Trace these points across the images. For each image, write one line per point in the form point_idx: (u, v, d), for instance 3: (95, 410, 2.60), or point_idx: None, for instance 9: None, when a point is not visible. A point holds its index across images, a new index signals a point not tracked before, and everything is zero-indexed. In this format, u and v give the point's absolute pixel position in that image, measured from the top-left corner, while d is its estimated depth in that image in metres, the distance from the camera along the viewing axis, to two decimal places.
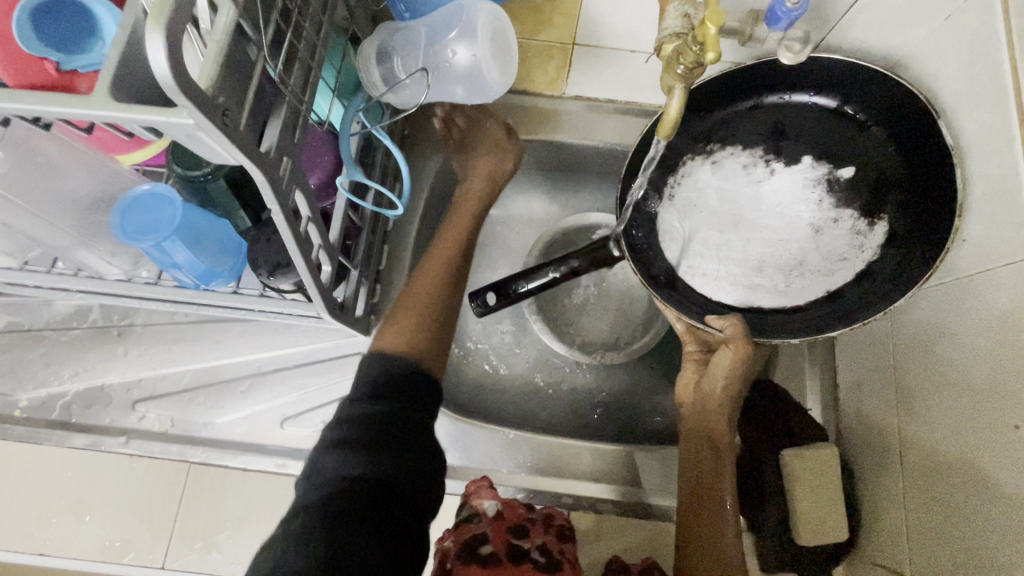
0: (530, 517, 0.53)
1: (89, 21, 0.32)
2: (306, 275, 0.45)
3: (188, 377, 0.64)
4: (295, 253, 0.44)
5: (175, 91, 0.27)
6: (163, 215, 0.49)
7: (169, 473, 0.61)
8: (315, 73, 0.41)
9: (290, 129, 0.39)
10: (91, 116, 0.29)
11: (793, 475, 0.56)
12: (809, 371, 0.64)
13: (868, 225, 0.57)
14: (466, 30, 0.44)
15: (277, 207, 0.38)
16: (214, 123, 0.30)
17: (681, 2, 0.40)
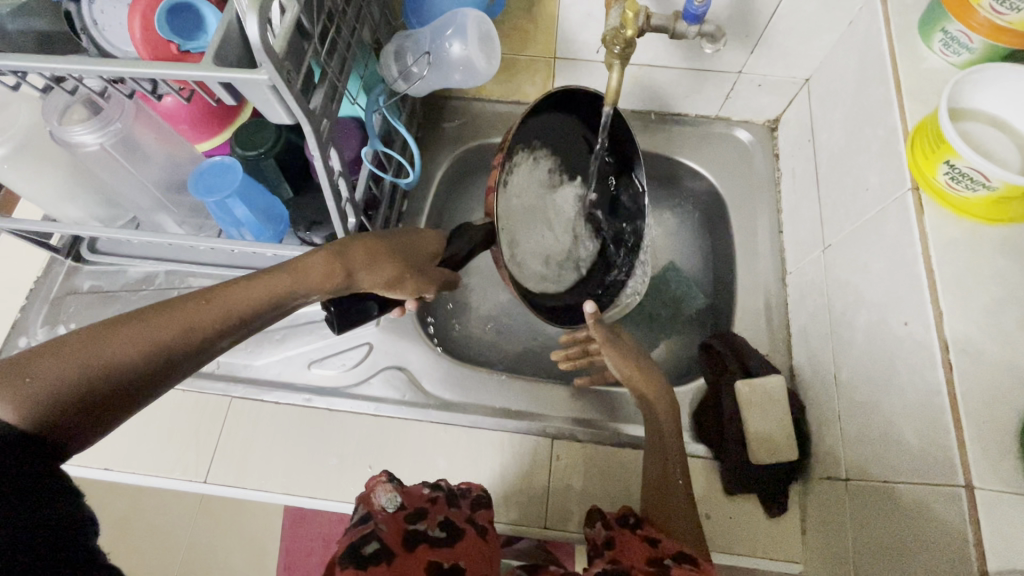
0: (430, 498, 0.59)
1: (202, 19, 0.46)
2: (337, 217, 0.58)
3: None
4: (330, 199, 0.57)
5: (260, 52, 0.41)
6: (227, 179, 0.62)
7: (212, 406, 0.71)
8: (348, 63, 0.56)
9: (329, 99, 0.52)
10: (200, 74, 0.43)
11: (745, 402, 0.65)
12: (766, 324, 0.74)
13: (591, 239, 0.78)
14: (459, 30, 0.57)
15: (319, 154, 0.51)
16: (283, 79, 0.44)
17: (618, 4, 0.53)
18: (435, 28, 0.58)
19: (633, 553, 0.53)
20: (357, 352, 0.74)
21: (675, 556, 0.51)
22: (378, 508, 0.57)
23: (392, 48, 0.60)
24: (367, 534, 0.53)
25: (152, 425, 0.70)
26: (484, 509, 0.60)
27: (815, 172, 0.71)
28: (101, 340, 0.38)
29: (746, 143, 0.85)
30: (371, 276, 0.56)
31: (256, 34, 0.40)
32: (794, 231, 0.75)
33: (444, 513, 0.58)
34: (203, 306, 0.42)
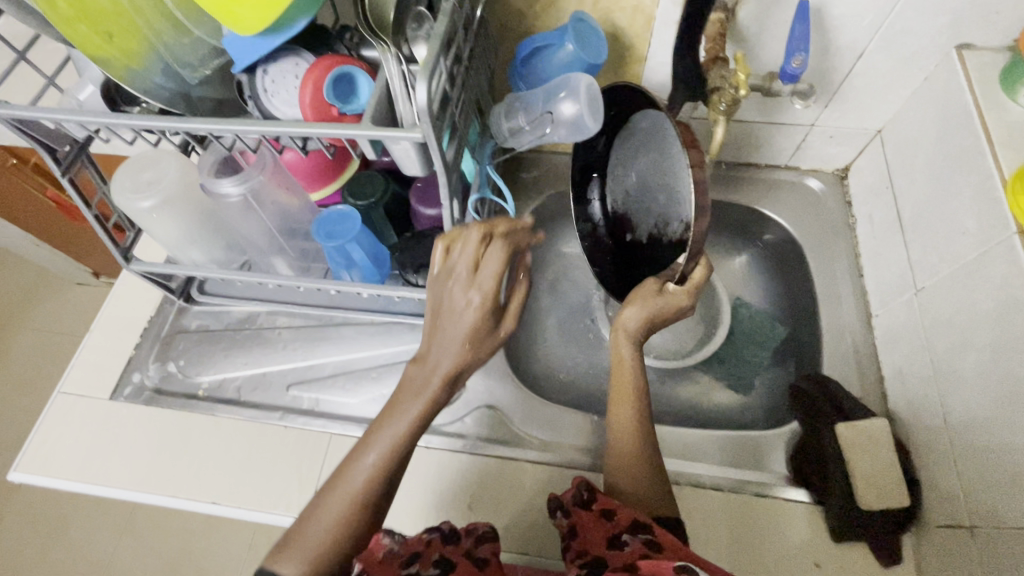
0: (425, 539, 0.56)
1: (357, 85, 0.52)
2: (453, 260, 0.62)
3: (331, 367, 0.80)
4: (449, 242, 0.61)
5: (424, 112, 0.46)
6: (346, 226, 0.67)
7: (314, 442, 0.74)
8: (468, 119, 0.61)
9: (457, 151, 0.57)
10: (364, 132, 0.48)
11: (849, 445, 0.64)
12: (857, 366, 0.74)
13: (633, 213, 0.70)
14: (569, 91, 0.60)
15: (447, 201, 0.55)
16: (434, 135, 0.48)
17: (718, 68, 0.59)
18: (549, 92, 0.62)
19: (599, 538, 0.54)
20: (450, 392, 0.77)
21: (631, 530, 0.54)
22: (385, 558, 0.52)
23: (503, 107, 0.66)
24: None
25: (258, 460, 0.73)
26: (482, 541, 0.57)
27: (898, 218, 0.73)
28: (333, 490, 0.52)
29: (817, 191, 0.88)
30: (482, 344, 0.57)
31: (424, 97, 0.45)
32: (876, 274, 0.77)
33: (440, 552, 0.54)
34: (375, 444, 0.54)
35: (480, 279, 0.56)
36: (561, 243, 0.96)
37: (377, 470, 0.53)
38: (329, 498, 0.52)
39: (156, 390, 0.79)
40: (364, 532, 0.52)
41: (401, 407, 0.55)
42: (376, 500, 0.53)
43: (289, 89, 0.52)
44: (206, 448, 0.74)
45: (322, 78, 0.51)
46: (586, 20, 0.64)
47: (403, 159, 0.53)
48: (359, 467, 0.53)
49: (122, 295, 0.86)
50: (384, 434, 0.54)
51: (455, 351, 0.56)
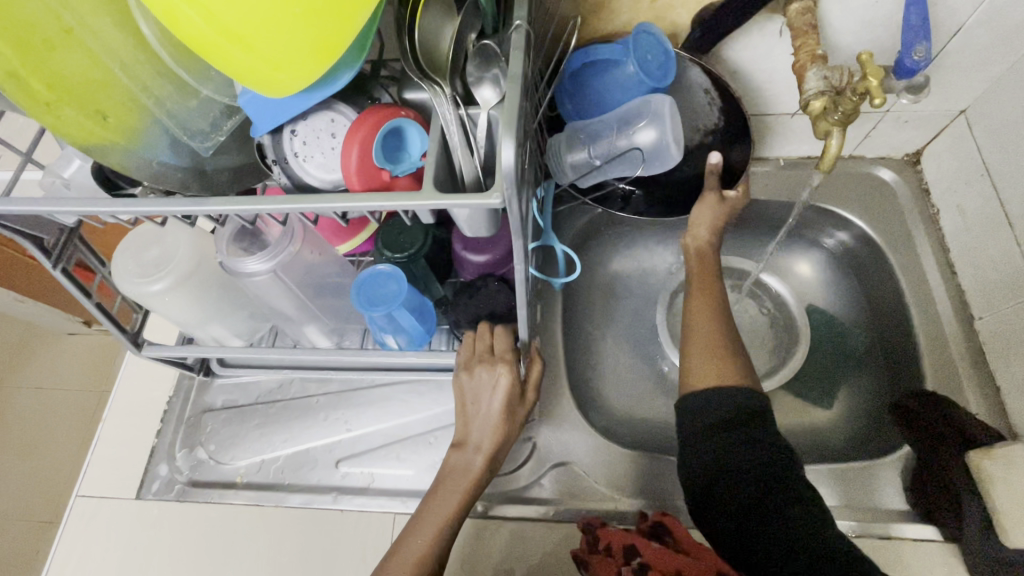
0: None
1: (409, 139, 0.44)
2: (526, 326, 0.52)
3: (381, 434, 0.71)
4: (520, 307, 0.51)
5: (508, 177, 0.36)
6: (390, 288, 0.58)
7: (376, 525, 0.65)
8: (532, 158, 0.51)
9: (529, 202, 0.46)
10: (428, 205, 0.37)
11: (985, 474, 0.58)
12: (967, 378, 0.67)
13: None
14: (651, 119, 0.56)
15: (522, 266, 0.45)
16: (518, 198, 0.37)
17: (818, 68, 0.51)
18: (619, 121, 0.58)
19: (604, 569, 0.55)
20: (520, 450, 0.69)
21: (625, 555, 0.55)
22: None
23: (562, 140, 0.60)
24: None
25: (316, 553, 0.65)
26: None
27: (1000, 210, 0.66)
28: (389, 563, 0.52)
29: (888, 181, 0.80)
30: (512, 415, 0.59)
31: (511, 159, 0.35)
32: (975, 272, 0.69)
33: None
34: (424, 521, 0.54)
35: (500, 364, 0.57)
36: (610, 262, 0.88)
37: (429, 544, 0.53)
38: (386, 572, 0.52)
39: (189, 482, 0.70)
40: None
41: (450, 478, 0.57)
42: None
43: (325, 150, 0.44)
44: (256, 545, 0.66)
45: (369, 137, 0.41)
46: (655, 29, 0.55)
47: (469, 223, 0.44)
48: (406, 548, 0.53)
49: (135, 375, 0.77)
50: (432, 515, 0.55)
51: (491, 429, 0.58)
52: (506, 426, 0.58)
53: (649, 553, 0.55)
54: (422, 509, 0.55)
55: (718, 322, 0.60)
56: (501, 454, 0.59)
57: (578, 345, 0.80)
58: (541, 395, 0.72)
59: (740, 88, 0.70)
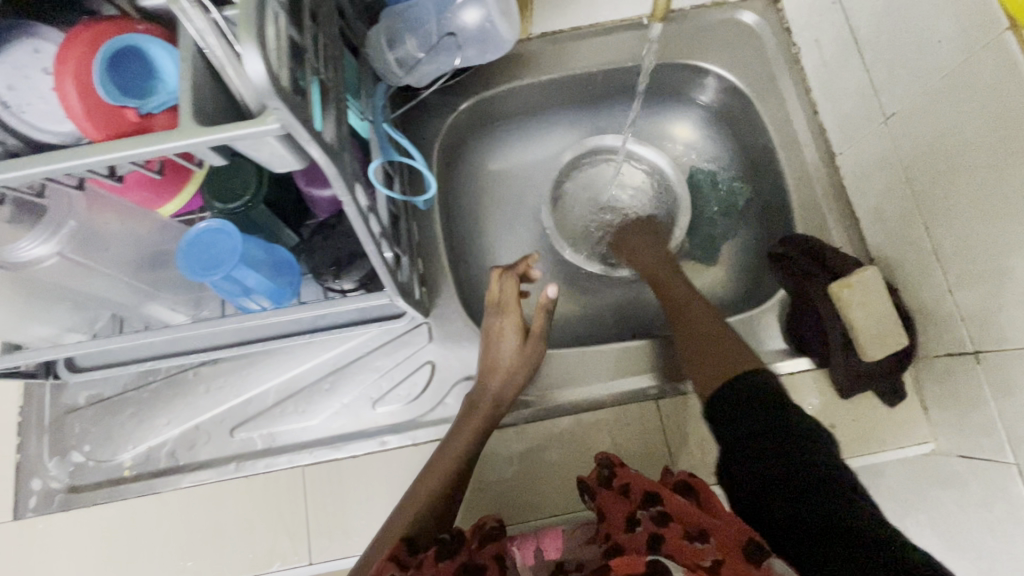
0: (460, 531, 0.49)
1: (155, 61, 0.35)
2: (381, 262, 0.48)
3: (273, 393, 0.67)
4: (366, 243, 0.46)
5: (270, 95, 0.30)
6: (224, 248, 0.51)
7: (286, 482, 0.64)
8: (341, 66, 0.43)
9: (340, 121, 0.41)
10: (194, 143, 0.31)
11: (844, 302, 0.61)
12: (830, 215, 0.69)
13: None
14: None
15: (348, 196, 0.41)
16: (299, 120, 0.32)
17: None
18: (436, 4, 0.54)
19: (618, 518, 0.49)
20: (420, 377, 0.67)
21: (643, 504, 0.48)
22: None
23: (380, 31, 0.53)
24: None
25: (228, 526, 0.62)
26: (492, 540, 0.49)
27: (850, 36, 0.64)
28: (408, 495, 0.57)
29: (751, 25, 0.77)
30: (506, 353, 0.63)
31: (262, 71, 0.29)
32: (834, 108, 0.69)
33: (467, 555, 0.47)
34: (439, 456, 0.59)
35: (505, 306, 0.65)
36: (488, 164, 0.82)
37: (441, 473, 0.58)
38: (408, 503, 0.56)
39: (70, 489, 0.64)
40: (436, 513, 0.55)
41: (465, 417, 0.61)
42: (447, 499, 0.56)
43: (44, 93, 0.36)
44: (163, 530, 0.62)
45: (88, 68, 0.34)
46: None
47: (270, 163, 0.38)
48: (422, 488, 0.57)
49: None
50: (451, 448, 0.60)
51: (502, 372, 0.62)
52: (511, 368, 0.62)
53: (672, 502, 0.47)
54: (438, 449, 0.60)
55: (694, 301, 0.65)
56: (508, 397, 0.62)
57: (467, 258, 0.77)
58: (433, 315, 0.68)
59: None
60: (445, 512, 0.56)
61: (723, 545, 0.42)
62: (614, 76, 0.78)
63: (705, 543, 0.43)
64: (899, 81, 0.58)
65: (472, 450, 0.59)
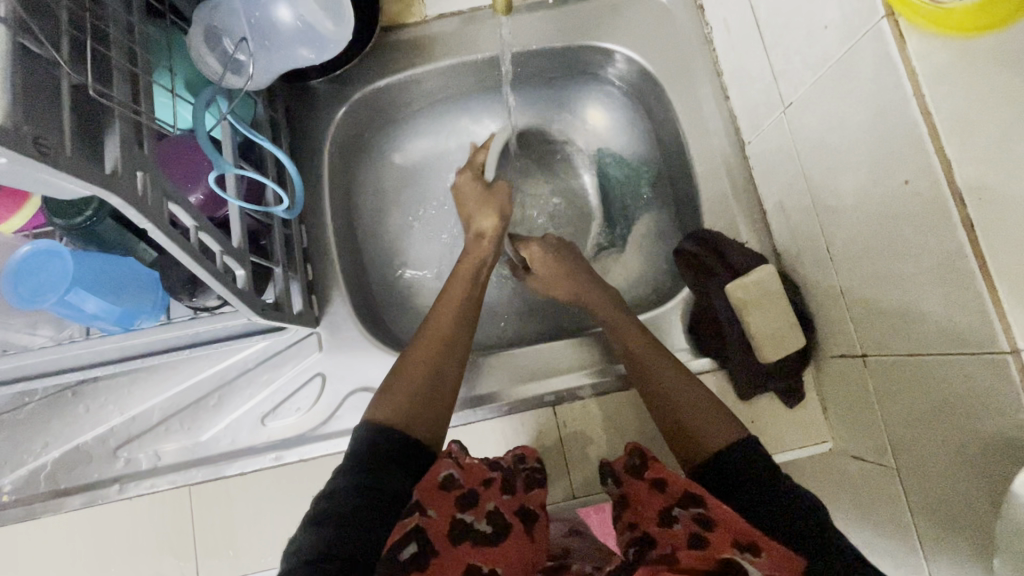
0: (486, 480, 0.48)
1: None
2: (216, 284, 0.44)
3: (158, 410, 0.64)
4: (196, 267, 0.43)
5: None
6: (54, 270, 0.48)
7: (172, 503, 0.61)
8: (141, 78, 0.40)
9: (132, 140, 0.37)
10: None
11: (739, 304, 0.60)
12: (737, 208, 0.67)
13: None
14: None
15: (150, 224, 0.37)
16: (32, 154, 0.29)
17: None
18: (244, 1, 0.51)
19: (652, 510, 0.46)
20: (311, 389, 0.64)
21: (682, 501, 0.45)
22: (435, 489, 0.46)
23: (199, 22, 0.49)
24: (410, 529, 0.42)
25: (113, 550, 0.60)
26: (539, 488, 0.50)
27: (752, 17, 0.60)
28: (405, 360, 0.57)
29: (662, 2, 0.72)
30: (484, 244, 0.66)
31: None
32: (741, 93, 0.66)
33: (495, 500, 0.47)
34: (429, 330, 0.59)
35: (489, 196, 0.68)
36: (392, 158, 0.77)
37: (436, 342, 0.58)
38: (405, 368, 0.56)
39: None
40: (439, 372, 0.56)
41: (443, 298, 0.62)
42: (448, 364, 0.57)
43: None
44: (44, 556, 0.60)
45: None
46: None
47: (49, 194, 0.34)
48: (421, 353, 0.57)
49: None
50: (440, 318, 0.60)
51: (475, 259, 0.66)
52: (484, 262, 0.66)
53: (714, 507, 0.43)
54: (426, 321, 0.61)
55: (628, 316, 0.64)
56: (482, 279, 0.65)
57: (368, 259, 0.73)
58: (322, 323, 0.65)
59: None
60: (449, 374, 0.57)
61: (775, 562, 0.38)
62: (521, 61, 0.73)
63: (753, 558, 0.38)
64: (794, 68, 0.54)
65: (467, 321, 0.61)
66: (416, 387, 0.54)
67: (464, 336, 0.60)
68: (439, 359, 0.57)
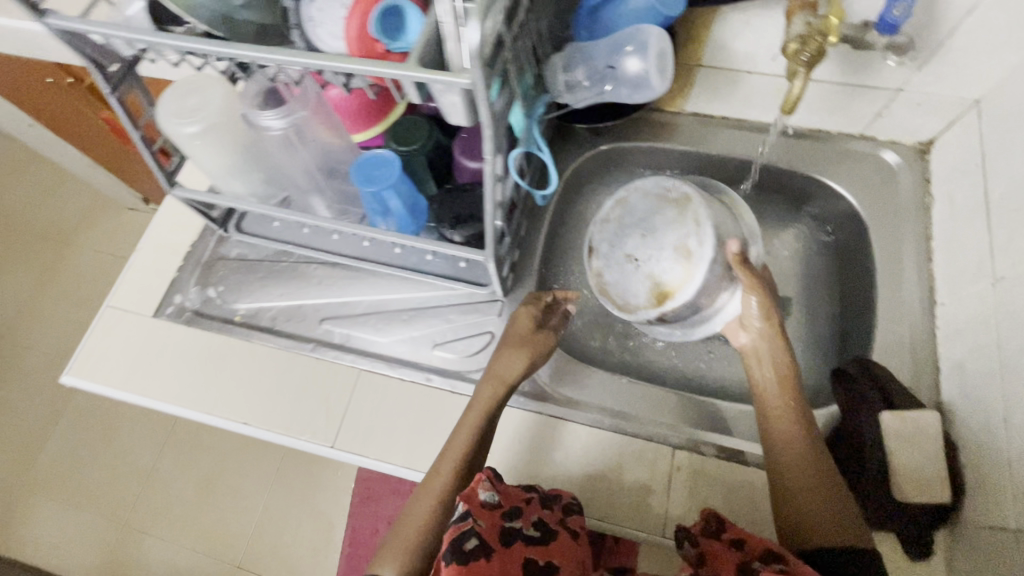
0: (527, 496, 0.62)
1: (407, 21, 0.49)
2: (491, 218, 0.58)
3: (362, 306, 0.80)
4: (488, 199, 0.57)
5: (472, 56, 0.43)
6: (384, 171, 0.65)
7: (343, 375, 0.75)
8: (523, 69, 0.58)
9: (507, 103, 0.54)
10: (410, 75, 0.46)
11: (889, 436, 0.61)
12: (910, 356, 0.69)
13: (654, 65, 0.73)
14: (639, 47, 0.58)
15: (492, 157, 0.53)
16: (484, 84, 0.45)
17: (803, 13, 0.55)
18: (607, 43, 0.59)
19: (729, 563, 0.53)
20: (478, 341, 0.76)
21: (764, 557, 0.52)
22: (476, 503, 0.58)
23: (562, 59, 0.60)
24: (466, 529, 0.54)
25: (286, 389, 0.75)
26: (575, 514, 0.62)
27: (984, 198, 0.66)
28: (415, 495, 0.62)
29: (891, 165, 0.81)
30: (512, 364, 0.68)
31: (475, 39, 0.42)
32: (948, 260, 0.70)
33: (538, 513, 0.61)
34: (440, 460, 0.63)
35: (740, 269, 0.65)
36: (604, 202, 0.92)
37: (442, 479, 0.62)
38: (411, 505, 0.62)
39: (196, 312, 0.81)
40: (445, 507, 0.61)
41: (460, 425, 0.65)
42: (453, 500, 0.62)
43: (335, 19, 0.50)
44: (241, 370, 0.76)
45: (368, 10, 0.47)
46: None
47: (449, 107, 0.51)
48: (432, 486, 0.62)
49: (169, 219, 0.88)
50: (454, 443, 0.64)
51: (500, 380, 0.67)
52: (509, 383, 0.68)
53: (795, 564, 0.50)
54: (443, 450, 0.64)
55: (783, 364, 0.65)
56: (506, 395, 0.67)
57: (557, 268, 0.87)
58: (508, 296, 0.78)
59: (749, 46, 0.73)
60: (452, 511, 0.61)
61: None
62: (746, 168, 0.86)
63: None
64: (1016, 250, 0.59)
65: (472, 448, 0.63)
66: (415, 529, 0.59)
67: (470, 465, 0.63)
68: (443, 494, 0.61)
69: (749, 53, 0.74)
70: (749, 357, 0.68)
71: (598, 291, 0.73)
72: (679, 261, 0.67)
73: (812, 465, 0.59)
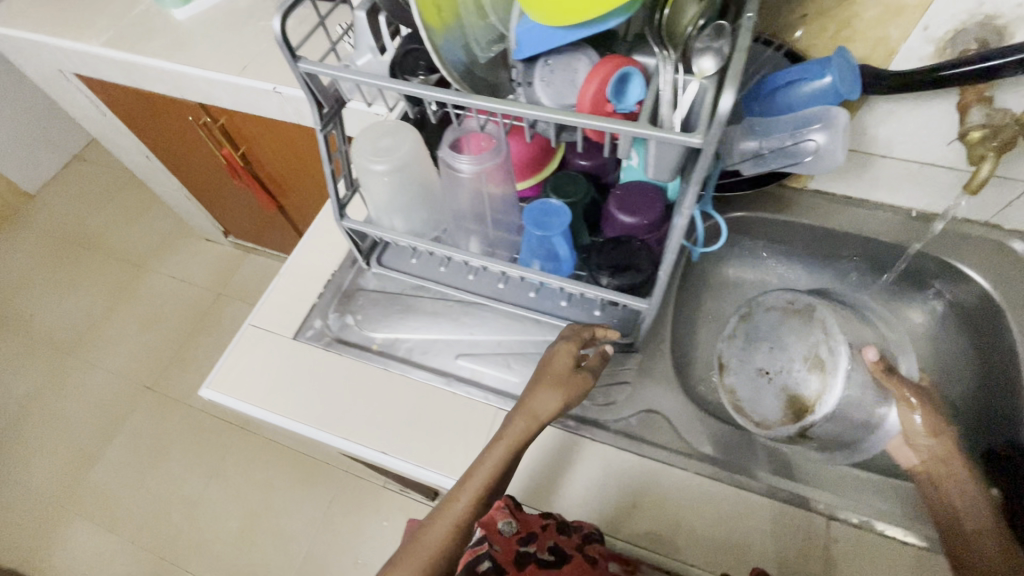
0: (545, 522, 0.69)
1: (631, 86, 0.54)
2: (672, 268, 0.61)
3: (499, 346, 0.82)
4: (673, 249, 0.60)
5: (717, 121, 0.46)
6: (555, 219, 0.70)
7: (482, 413, 0.77)
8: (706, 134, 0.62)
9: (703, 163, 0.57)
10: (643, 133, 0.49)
11: None
12: None
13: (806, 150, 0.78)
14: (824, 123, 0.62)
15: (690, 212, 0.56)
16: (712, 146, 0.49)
17: (981, 108, 0.64)
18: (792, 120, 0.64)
19: None
20: (615, 390, 0.78)
21: None
22: (494, 530, 0.68)
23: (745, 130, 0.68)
24: (481, 553, 0.66)
25: (427, 422, 0.77)
26: (595, 542, 0.68)
27: None
28: (422, 529, 0.62)
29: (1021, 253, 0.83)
30: (547, 403, 0.66)
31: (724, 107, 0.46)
32: None
33: (553, 538, 0.68)
34: (458, 497, 0.63)
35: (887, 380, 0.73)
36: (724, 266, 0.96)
37: (451, 513, 0.62)
38: (420, 536, 0.62)
39: (336, 338, 0.84)
40: (458, 537, 0.62)
41: (476, 461, 0.64)
42: (465, 531, 0.62)
43: (565, 82, 0.56)
44: (382, 399, 0.79)
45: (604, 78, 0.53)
46: (848, 53, 0.62)
47: (659, 160, 0.55)
48: (445, 519, 0.62)
49: (314, 249, 0.93)
50: (476, 477, 0.63)
51: (533, 417, 0.65)
52: (540, 419, 0.66)
53: None
54: (455, 486, 0.64)
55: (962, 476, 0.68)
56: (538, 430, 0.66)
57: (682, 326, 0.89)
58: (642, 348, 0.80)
59: (888, 132, 0.78)
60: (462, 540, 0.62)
61: None
62: (869, 246, 0.89)
63: None
64: None
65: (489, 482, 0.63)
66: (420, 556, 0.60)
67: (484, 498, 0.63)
68: (461, 525, 0.62)
69: (888, 138, 0.78)
70: (924, 482, 0.69)
71: (734, 410, 0.78)
72: (814, 374, 0.75)
73: (1000, 550, 0.63)
